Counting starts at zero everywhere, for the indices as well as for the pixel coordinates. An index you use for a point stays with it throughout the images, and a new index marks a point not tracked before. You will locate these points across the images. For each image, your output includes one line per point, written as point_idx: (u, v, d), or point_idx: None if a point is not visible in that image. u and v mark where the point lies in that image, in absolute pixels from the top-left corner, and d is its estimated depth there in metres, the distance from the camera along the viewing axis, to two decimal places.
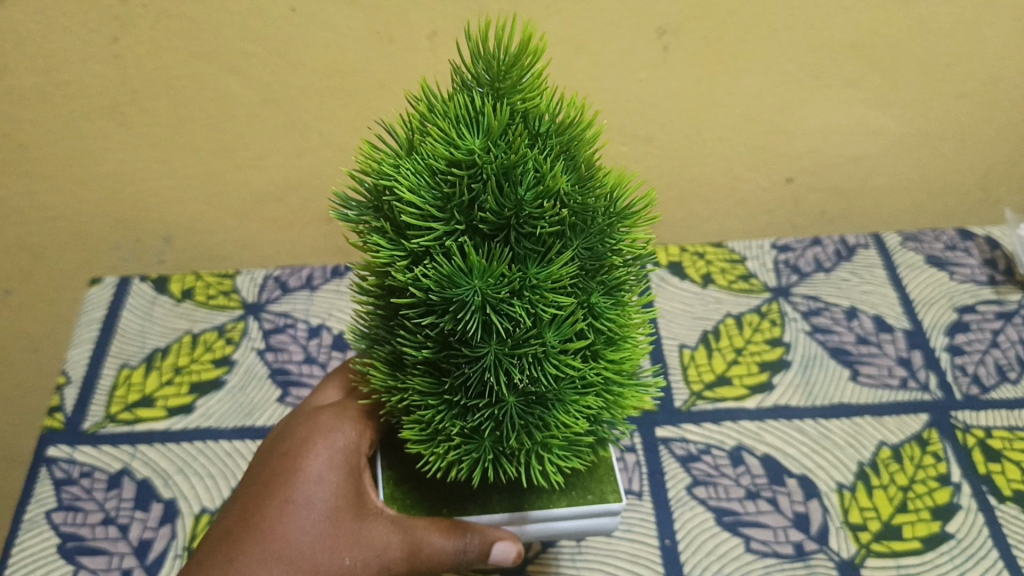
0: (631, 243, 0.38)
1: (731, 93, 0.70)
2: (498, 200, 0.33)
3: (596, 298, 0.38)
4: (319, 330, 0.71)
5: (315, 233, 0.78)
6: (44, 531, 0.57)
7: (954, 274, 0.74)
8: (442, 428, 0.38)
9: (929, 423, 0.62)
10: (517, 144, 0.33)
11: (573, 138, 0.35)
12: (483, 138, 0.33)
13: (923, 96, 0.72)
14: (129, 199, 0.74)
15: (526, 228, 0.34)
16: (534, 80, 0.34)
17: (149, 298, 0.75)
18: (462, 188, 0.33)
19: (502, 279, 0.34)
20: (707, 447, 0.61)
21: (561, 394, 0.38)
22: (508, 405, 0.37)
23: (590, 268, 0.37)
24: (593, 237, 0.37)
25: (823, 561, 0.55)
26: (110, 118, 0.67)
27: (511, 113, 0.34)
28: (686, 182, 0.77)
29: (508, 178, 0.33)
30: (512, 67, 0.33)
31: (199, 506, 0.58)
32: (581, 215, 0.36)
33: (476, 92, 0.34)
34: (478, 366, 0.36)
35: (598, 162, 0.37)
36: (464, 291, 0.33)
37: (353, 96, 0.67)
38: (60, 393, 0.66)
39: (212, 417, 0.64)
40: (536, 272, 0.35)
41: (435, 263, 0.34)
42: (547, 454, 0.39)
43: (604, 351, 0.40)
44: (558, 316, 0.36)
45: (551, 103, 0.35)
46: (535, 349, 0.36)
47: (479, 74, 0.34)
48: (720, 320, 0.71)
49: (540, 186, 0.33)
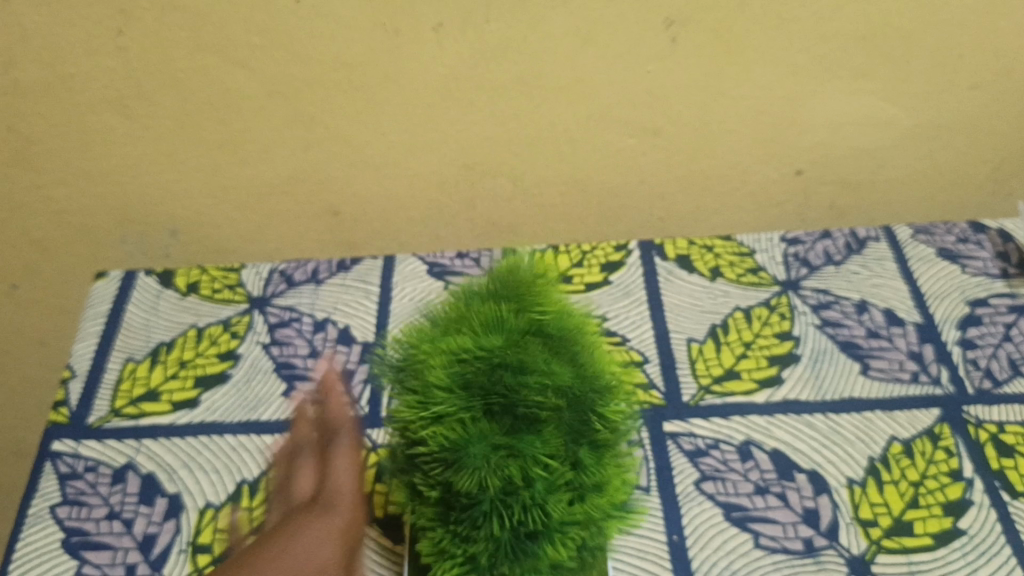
0: (603, 462, 0.45)
1: (741, 84, 0.69)
2: (493, 469, 0.41)
3: (558, 515, 0.42)
4: (325, 323, 0.69)
5: (320, 226, 0.78)
6: (49, 526, 0.57)
7: (965, 267, 0.72)
8: (453, 525, 0.43)
9: (940, 418, 0.62)
10: (514, 357, 0.43)
11: (560, 395, 0.44)
12: (481, 408, 0.42)
13: (935, 87, 0.71)
14: (133, 193, 0.74)
15: (511, 488, 0.41)
16: (526, 341, 0.45)
17: (154, 292, 0.73)
18: (472, 393, 0.42)
19: (505, 478, 0.41)
20: (715, 442, 0.61)
21: (549, 512, 0.42)
22: (502, 540, 0.42)
23: (572, 462, 0.44)
24: (583, 408, 0.45)
25: (833, 556, 0.54)
26: (114, 111, 0.67)
27: (502, 400, 0.42)
28: (695, 175, 0.77)
29: (502, 429, 0.42)
30: (510, 332, 0.44)
31: (204, 501, 0.58)
32: (572, 478, 0.44)
33: (479, 360, 0.43)
34: (478, 520, 0.42)
35: (582, 395, 0.45)
36: (478, 467, 0.41)
37: (358, 89, 0.67)
38: (65, 386, 0.65)
39: (217, 411, 0.63)
40: (537, 493, 0.41)
41: (449, 451, 0.41)
42: (535, 561, 0.43)
43: (588, 497, 0.45)
44: (549, 487, 0.42)
45: (546, 367, 0.44)
46: (525, 502, 0.41)
47: (482, 341, 0.44)
48: (729, 314, 0.70)
49: (516, 456, 0.41)
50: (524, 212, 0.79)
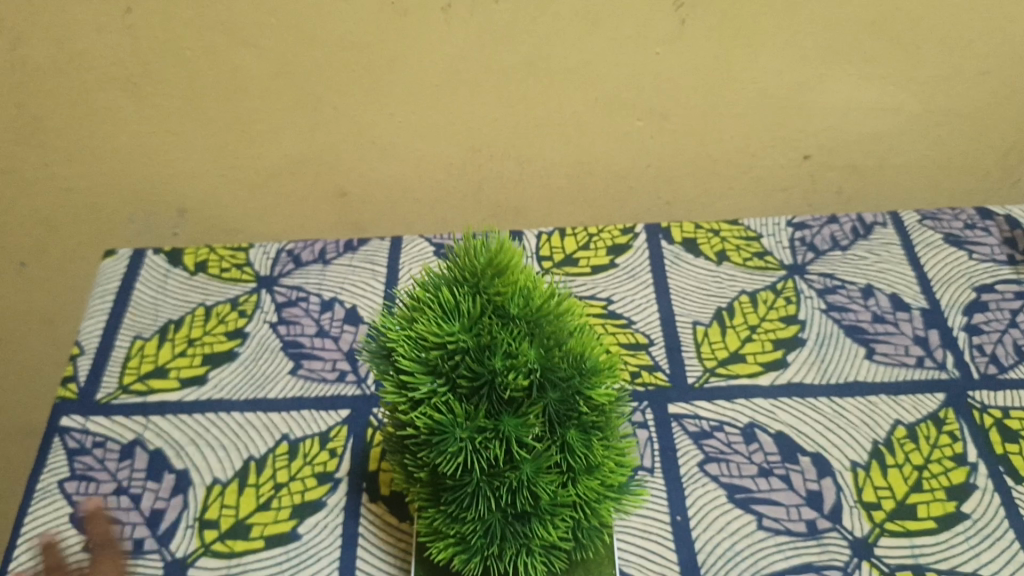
0: (592, 421, 0.44)
1: (749, 68, 0.69)
2: (467, 436, 0.41)
3: (543, 485, 0.42)
4: (332, 303, 0.70)
5: (328, 208, 0.78)
6: (57, 500, 0.57)
7: (972, 253, 0.72)
8: (442, 484, 0.44)
9: (945, 403, 0.62)
10: (486, 336, 0.40)
11: (544, 355, 0.41)
12: (458, 372, 0.41)
13: (944, 72, 0.70)
14: (142, 172, 0.74)
15: (488, 449, 0.41)
16: (508, 287, 0.41)
17: (162, 271, 0.73)
18: (443, 366, 0.41)
19: (483, 449, 0.41)
20: (720, 424, 0.61)
21: (534, 478, 0.42)
22: (490, 520, 0.43)
23: (555, 424, 0.43)
24: (568, 391, 0.42)
25: (836, 538, 0.55)
26: (123, 89, 0.67)
27: (475, 361, 0.40)
28: (702, 159, 0.77)
29: (478, 399, 0.41)
30: (485, 275, 0.41)
31: (211, 477, 0.58)
32: (554, 436, 0.43)
33: (454, 315, 0.41)
34: (464, 491, 0.43)
35: (572, 349, 0.42)
36: (448, 439, 0.41)
37: (367, 69, 0.67)
38: (73, 362, 0.66)
39: (225, 388, 0.64)
40: (523, 471, 0.42)
41: (425, 414, 0.41)
42: (525, 526, 0.44)
43: (581, 478, 0.44)
44: (534, 460, 0.42)
45: (527, 327, 0.41)
46: (509, 483, 0.42)
47: (460, 291, 0.41)
48: (734, 298, 0.70)
49: (495, 429, 0.41)
50: (531, 195, 0.79)
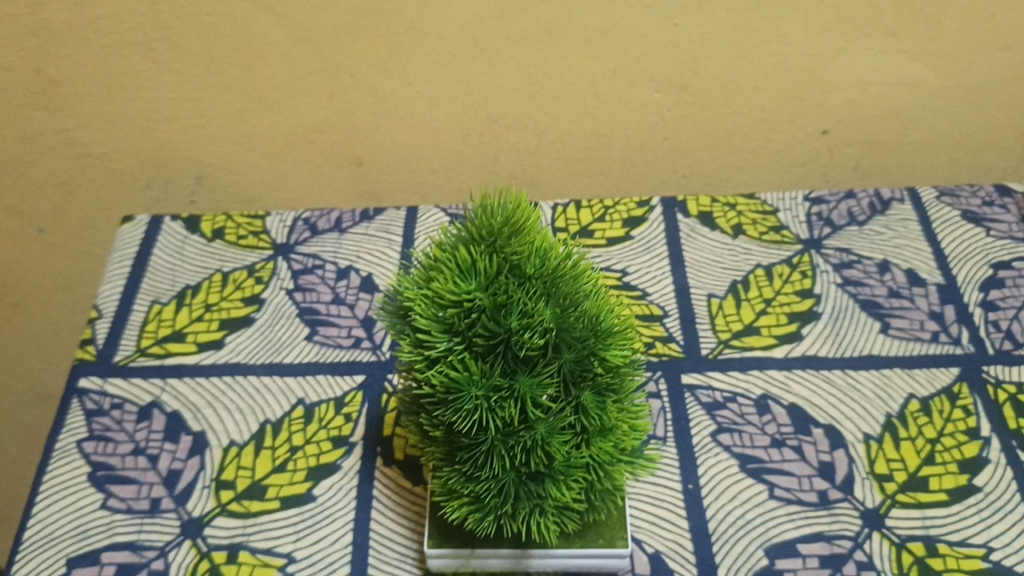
0: (605, 382, 0.44)
1: (768, 40, 0.68)
2: (482, 397, 0.41)
3: (557, 444, 0.43)
4: (348, 271, 0.70)
5: (345, 177, 0.79)
6: (76, 460, 0.58)
7: (990, 230, 0.72)
8: (456, 443, 0.44)
9: (959, 377, 0.62)
10: (502, 294, 0.40)
11: (560, 315, 0.41)
12: (474, 331, 0.41)
13: (966, 47, 0.70)
14: (160, 138, 0.75)
15: (503, 409, 0.41)
16: (525, 245, 0.41)
17: (180, 237, 0.74)
18: (459, 325, 0.41)
19: (498, 408, 0.41)
20: (733, 395, 0.61)
21: (548, 438, 0.43)
22: (504, 479, 0.44)
23: (570, 385, 0.43)
24: (583, 351, 0.43)
25: (848, 509, 0.55)
26: (142, 55, 0.67)
27: (493, 319, 0.40)
28: (719, 133, 0.76)
29: (495, 358, 0.41)
30: (503, 232, 0.41)
31: (228, 439, 0.59)
32: (568, 397, 0.43)
33: (471, 273, 0.41)
34: (478, 451, 0.43)
35: (586, 309, 0.43)
36: (463, 398, 0.41)
37: (385, 36, 0.67)
38: (91, 325, 0.66)
39: (242, 353, 0.64)
40: (537, 431, 0.42)
41: (442, 371, 0.41)
42: (539, 485, 0.44)
43: (595, 438, 0.45)
44: (548, 420, 0.43)
45: (543, 286, 0.41)
46: (524, 442, 0.42)
47: (477, 249, 0.42)
48: (750, 271, 0.70)
49: (510, 387, 0.41)
50: (547, 166, 0.79)
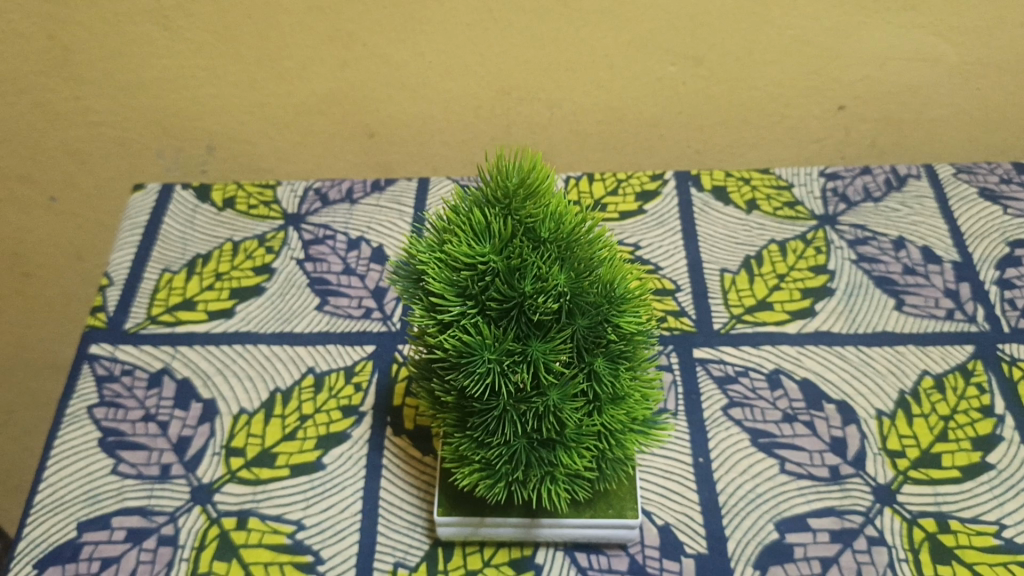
0: (619, 351, 0.44)
1: (786, 12, 0.68)
2: (495, 361, 0.41)
3: (569, 410, 0.43)
4: (359, 242, 0.69)
5: (356, 148, 0.78)
6: (86, 425, 0.58)
7: (1008, 208, 0.71)
8: (467, 408, 0.44)
9: (974, 354, 0.61)
10: (517, 258, 0.40)
11: (574, 281, 0.41)
12: (488, 295, 0.41)
13: (987, 23, 0.69)
14: (172, 107, 0.74)
15: (516, 374, 0.41)
16: (540, 209, 0.41)
17: (191, 205, 0.74)
18: (472, 288, 0.41)
19: (510, 373, 0.41)
20: (744, 369, 0.61)
21: (559, 404, 0.43)
22: (514, 445, 0.44)
23: (581, 352, 0.43)
24: (596, 318, 0.42)
25: (859, 484, 0.55)
26: (154, 21, 0.67)
27: (508, 284, 0.40)
28: (734, 107, 0.76)
29: (508, 323, 0.41)
30: (518, 195, 0.41)
31: (238, 407, 0.59)
32: (580, 364, 0.43)
33: (486, 237, 0.41)
34: (489, 417, 0.43)
35: (601, 275, 0.42)
36: (476, 362, 0.41)
37: (397, 4, 0.66)
38: (102, 292, 0.66)
39: (252, 322, 0.64)
40: (549, 397, 0.42)
41: (455, 335, 0.41)
42: (551, 453, 0.44)
43: (606, 406, 0.45)
44: (560, 388, 0.43)
45: (557, 250, 0.41)
46: (535, 408, 0.42)
47: (492, 211, 0.41)
48: (764, 247, 0.69)
49: (524, 353, 0.41)
50: (560, 139, 0.78)
